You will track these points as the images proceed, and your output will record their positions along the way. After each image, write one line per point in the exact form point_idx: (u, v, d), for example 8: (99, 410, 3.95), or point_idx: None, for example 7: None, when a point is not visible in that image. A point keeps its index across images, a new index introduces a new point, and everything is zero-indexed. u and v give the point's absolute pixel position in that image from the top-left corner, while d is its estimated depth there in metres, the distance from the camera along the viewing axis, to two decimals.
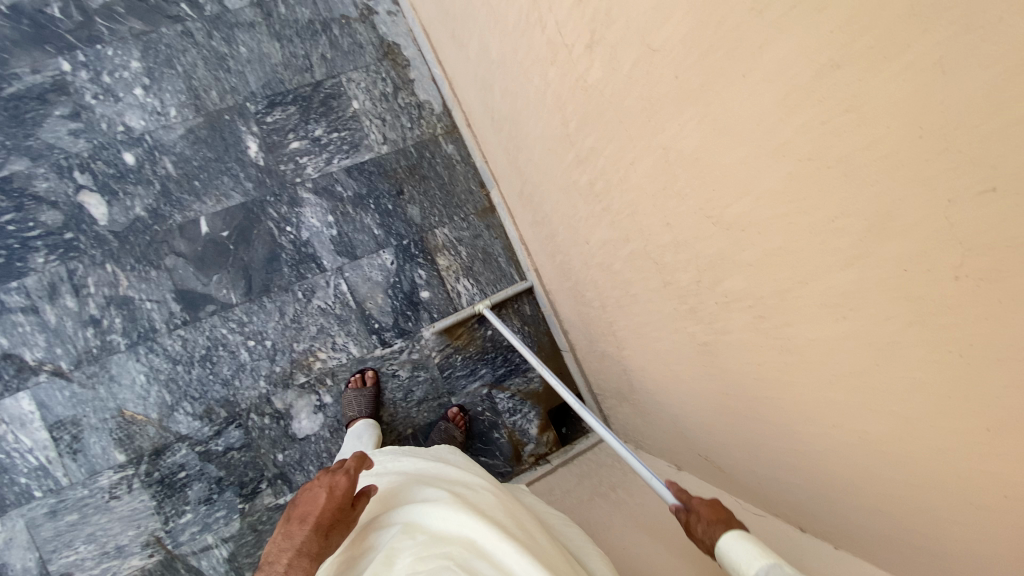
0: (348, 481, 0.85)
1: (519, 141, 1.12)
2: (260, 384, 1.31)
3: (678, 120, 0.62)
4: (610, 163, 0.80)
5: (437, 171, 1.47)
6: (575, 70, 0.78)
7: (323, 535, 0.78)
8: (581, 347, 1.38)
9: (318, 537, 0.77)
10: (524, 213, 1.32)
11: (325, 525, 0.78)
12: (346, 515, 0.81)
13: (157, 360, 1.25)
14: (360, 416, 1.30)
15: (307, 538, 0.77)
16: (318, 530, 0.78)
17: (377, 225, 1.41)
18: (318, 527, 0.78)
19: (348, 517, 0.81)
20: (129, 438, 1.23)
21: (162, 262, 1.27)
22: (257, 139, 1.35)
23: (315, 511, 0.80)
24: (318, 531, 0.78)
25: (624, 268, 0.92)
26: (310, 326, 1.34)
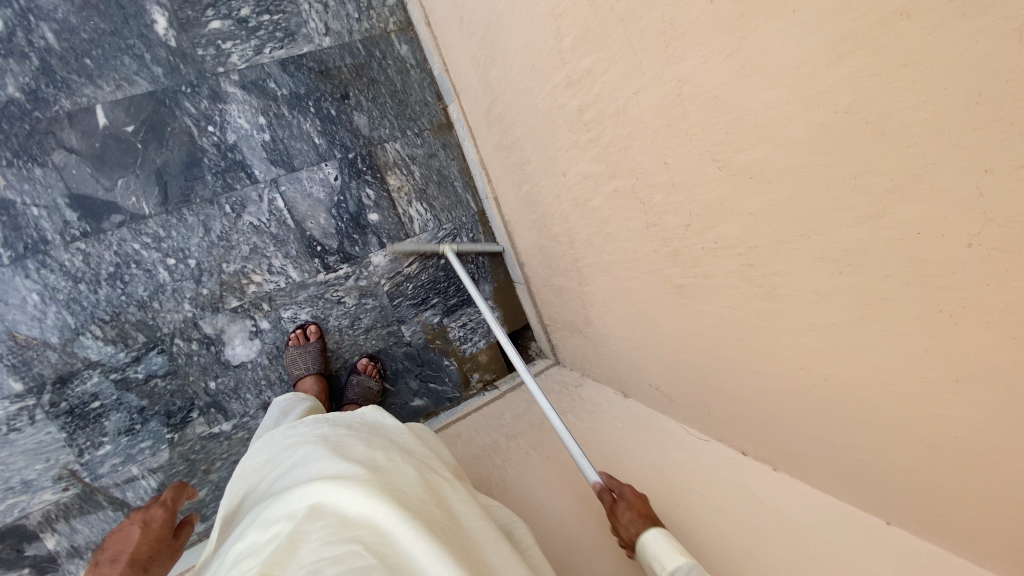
0: (167, 514, 0.75)
1: (495, 56, 1.02)
2: (185, 308, 1.17)
3: (701, 52, 0.58)
4: (607, 91, 0.75)
5: (388, 76, 1.31)
6: None
7: (143, 569, 0.68)
8: (536, 279, 1.37)
9: (137, 571, 0.67)
10: (489, 135, 1.23)
11: (143, 558, 0.69)
12: (165, 546, 0.73)
13: (53, 277, 1.07)
14: (307, 373, 1.24)
15: (120, 574, 0.66)
16: (136, 563, 0.67)
17: (319, 133, 1.25)
18: (134, 561, 0.68)
19: (168, 548, 0.72)
20: (25, 365, 1.07)
21: (49, 158, 1.06)
22: (165, 13, 1.12)
23: (129, 546, 0.69)
24: (135, 566, 0.67)
25: (603, 205, 0.89)
26: (241, 246, 1.20)
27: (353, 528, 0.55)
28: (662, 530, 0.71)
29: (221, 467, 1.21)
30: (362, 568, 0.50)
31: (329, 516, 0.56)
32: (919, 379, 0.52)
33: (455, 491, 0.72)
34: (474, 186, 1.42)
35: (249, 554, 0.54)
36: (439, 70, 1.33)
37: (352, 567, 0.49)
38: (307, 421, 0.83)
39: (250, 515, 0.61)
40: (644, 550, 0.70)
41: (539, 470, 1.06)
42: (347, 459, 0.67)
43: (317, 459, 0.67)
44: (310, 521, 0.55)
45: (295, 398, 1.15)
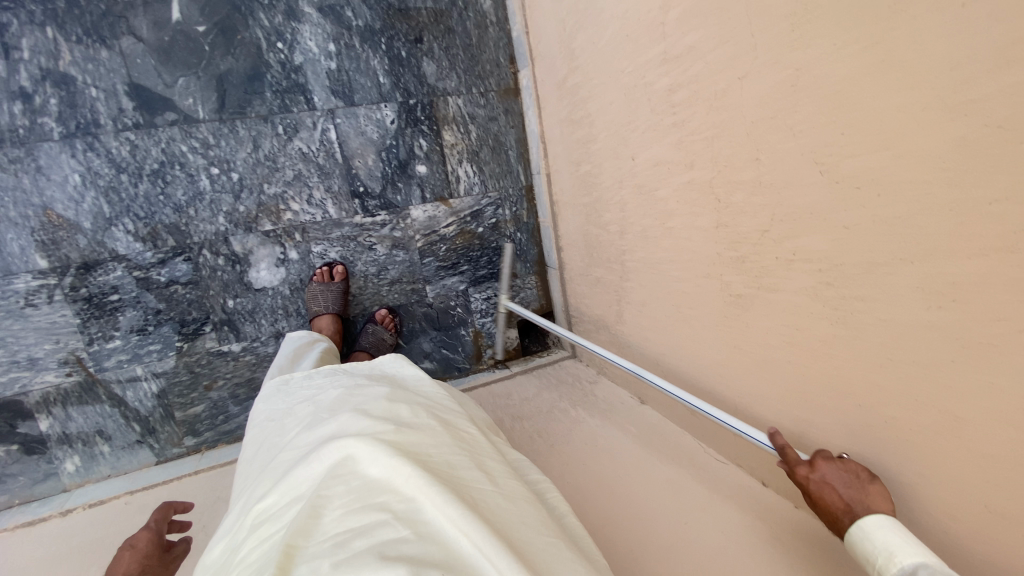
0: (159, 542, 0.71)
1: (587, 23, 0.97)
2: (219, 221, 1.15)
3: (833, 39, 0.52)
4: (707, 72, 0.70)
5: (466, 29, 1.26)
6: None
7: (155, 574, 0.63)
8: (572, 268, 1.33)
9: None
10: (559, 107, 1.18)
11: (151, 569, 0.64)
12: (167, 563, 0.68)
13: (97, 162, 1.06)
14: (326, 312, 1.22)
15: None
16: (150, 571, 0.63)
17: (385, 73, 1.22)
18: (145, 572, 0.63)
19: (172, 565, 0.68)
20: (54, 244, 1.06)
21: (116, 43, 1.04)
22: None
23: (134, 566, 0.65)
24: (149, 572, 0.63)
25: (670, 197, 0.84)
26: (286, 170, 1.18)
27: (376, 493, 0.48)
28: (895, 527, 0.51)
29: (223, 386, 1.20)
30: (388, 539, 0.43)
31: (352, 479, 0.50)
32: (1003, 438, 0.47)
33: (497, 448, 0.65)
34: (528, 159, 1.38)
35: (268, 524, 0.48)
36: (518, 34, 1.28)
37: (382, 538, 0.43)
38: (325, 378, 0.78)
39: (269, 479, 0.55)
40: (864, 548, 0.52)
41: (541, 455, 1.02)
42: (367, 416, 0.60)
43: (336, 418, 0.60)
44: (330, 484, 0.49)
45: (308, 337, 1.13)
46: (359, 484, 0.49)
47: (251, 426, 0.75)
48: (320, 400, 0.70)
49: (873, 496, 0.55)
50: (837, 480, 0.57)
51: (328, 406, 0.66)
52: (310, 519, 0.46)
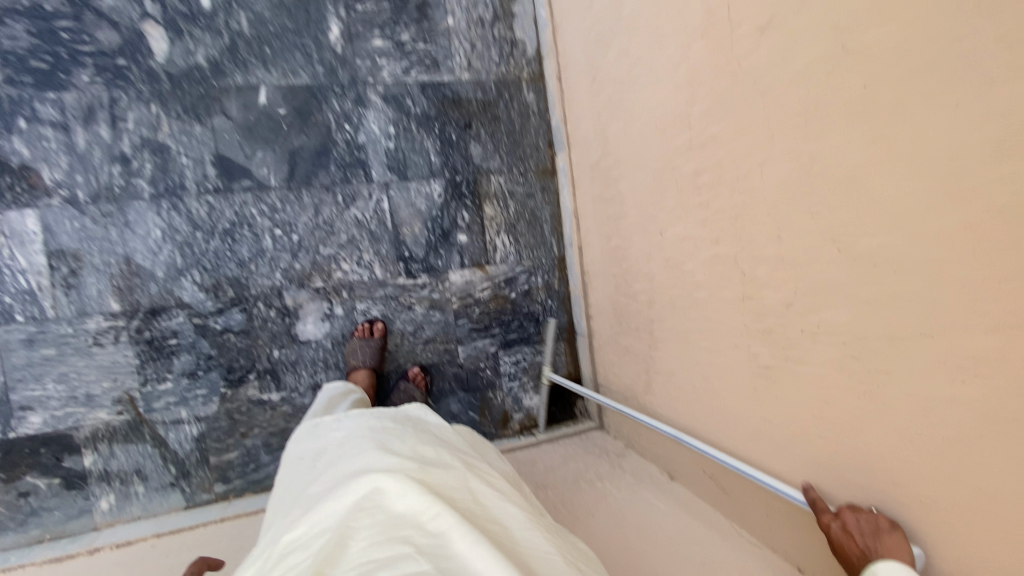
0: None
1: (620, 114, 1.08)
2: (276, 276, 1.25)
3: (845, 134, 0.59)
4: (730, 160, 0.77)
5: (511, 116, 1.41)
6: (730, 51, 0.73)
7: None
8: (601, 337, 1.36)
9: None
10: (592, 186, 1.27)
11: None
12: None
13: (178, 219, 1.19)
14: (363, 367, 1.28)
15: None
16: None
17: (437, 153, 1.36)
18: None
19: None
20: (129, 290, 1.17)
21: (209, 120, 1.20)
22: (341, 24, 1.27)
23: None
24: None
25: (697, 270, 0.89)
26: (341, 233, 1.29)
27: (401, 527, 0.50)
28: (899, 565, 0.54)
29: (258, 434, 1.24)
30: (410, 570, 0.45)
31: (377, 514, 0.52)
32: None
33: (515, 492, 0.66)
34: (561, 232, 1.46)
35: (295, 551, 0.51)
36: (557, 122, 1.42)
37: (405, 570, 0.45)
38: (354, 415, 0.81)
39: (299, 508, 0.58)
40: None
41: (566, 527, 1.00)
42: (395, 454, 0.62)
43: (365, 454, 0.63)
44: (357, 516, 0.52)
45: (343, 387, 1.17)
46: (384, 518, 0.52)
47: (285, 460, 0.78)
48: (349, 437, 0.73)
49: (887, 546, 0.56)
50: (857, 530, 0.59)
51: (357, 440, 0.69)
52: (337, 549, 0.48)
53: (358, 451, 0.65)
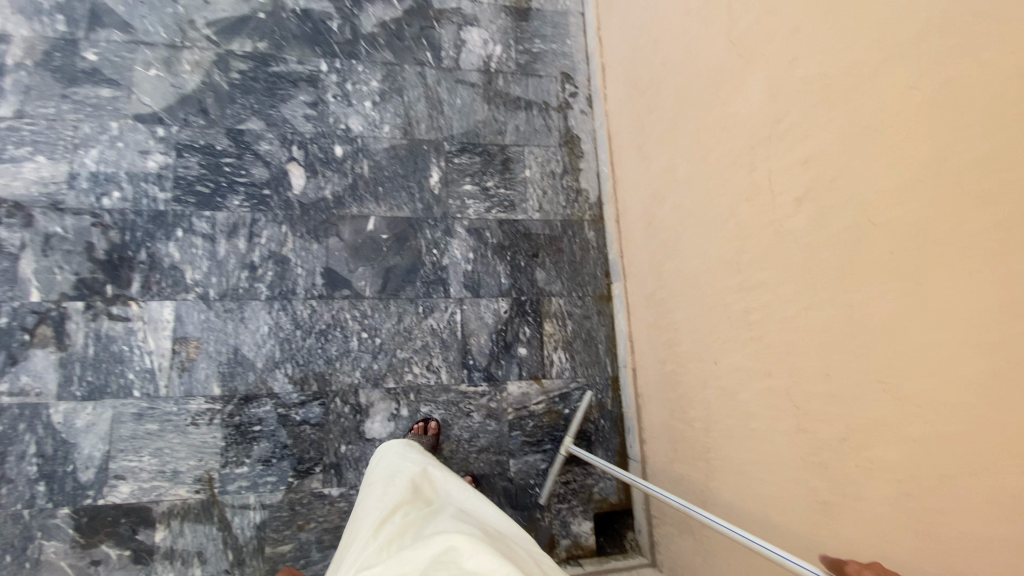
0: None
1: (675, 256, 1.23)
2: (356, 375, 1.39)
3: (878, 289, 0.69)
4: (777, 302, 0.88)
5: (573, 250, 1.60)
6: (772, 214, 0.88)
7: None
8: (652, 462, 1.38)
9: None
10: (646, 314, 1.39)
11: None
12: None
13: (284, 318, 1.38)
14: None
15: None
16: None
17: (507, 276, 1.54)
18: None
19: None
20: (231, 376, 1.33)
21: (325, 240, 1.45)
22: (440, 172, 1.56)
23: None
24: None
25: (750, 400, 0.96)
26: (417, 340, 1.45)
27: None
28: None
29: (313, 529, 1.29)
30: None
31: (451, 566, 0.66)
32: None
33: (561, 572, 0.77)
34: (614, 354, 1.55)
35: None
36: (615, 257, 1.59)
37: None
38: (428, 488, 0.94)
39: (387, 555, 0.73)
40: None
41: None
42: (469, 527, 0.76)
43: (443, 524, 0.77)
44: (437, 565, 0.66)
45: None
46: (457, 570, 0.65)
47: (363, 509, 0.93)
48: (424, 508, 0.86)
49: None
50: None
51: (434, 514, 0.83)
52: None
53: (436, 522, 0.79)
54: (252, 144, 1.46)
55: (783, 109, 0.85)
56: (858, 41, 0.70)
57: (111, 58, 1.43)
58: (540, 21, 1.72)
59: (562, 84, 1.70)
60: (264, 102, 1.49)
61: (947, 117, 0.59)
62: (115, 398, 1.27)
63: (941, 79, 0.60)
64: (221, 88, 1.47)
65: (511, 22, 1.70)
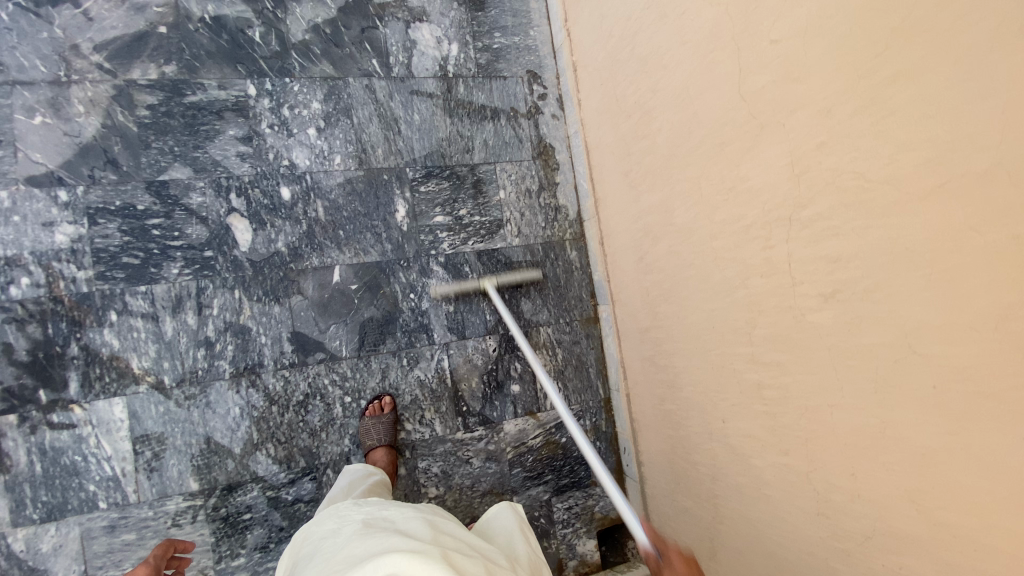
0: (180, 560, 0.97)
1: (671, 298, 1.16)
2: (344, 443, 1.31)
3: (915, 415, 0.68)
4: (795, 387, 0.86)
5: (557, 273, 1.51)
6: (791, 300, 0.84)
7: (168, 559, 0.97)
8: (654, 488, 1.39)
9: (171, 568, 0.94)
10: (639, 346, 1.36)
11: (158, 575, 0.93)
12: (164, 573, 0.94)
13: (255, 396, 1.25)
14: (379, 444, 1.27)
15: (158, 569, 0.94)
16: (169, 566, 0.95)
17: (492, 311, 1.45)
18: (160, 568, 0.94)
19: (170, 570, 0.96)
20: (207, 468, 1.22)
21: (287, 300, 1.29)
22: (406, 205, 1.40)
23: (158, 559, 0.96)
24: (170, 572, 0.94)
25: (764, 467, 0.97)
26: (404, 394, 1.36)
27: None
28: None
29: None
30: None
31: None
32: None
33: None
34: (607, 376, 1.51)
35: None
36: (599, 277, 1.50)
37: None
38: (381, 506, 0.86)
39: None
40: None
41: None
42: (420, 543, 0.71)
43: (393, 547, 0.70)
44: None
45: (363, 470, 1.19)
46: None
47: (305, 548, 0.82)
48: (373, 527, 0.78)
49: None
50: None
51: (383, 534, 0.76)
52: None
53: (384, 543, 0.71)
54: (181, 197, 1.24)
55: (808, 194, 0.78)
56: (905, 151, 0.63)
57: None
58: (498, 9, 1.50)
59: (529, 86, 1.51)
60: (186, 143, 1.24)
61: (1010, 273, 0.55)
62: (79, 514, 1.15)
63: (1008, 234, 0.54)
64: (129, 130, 1.21)
65: (466, 14, 1.47)
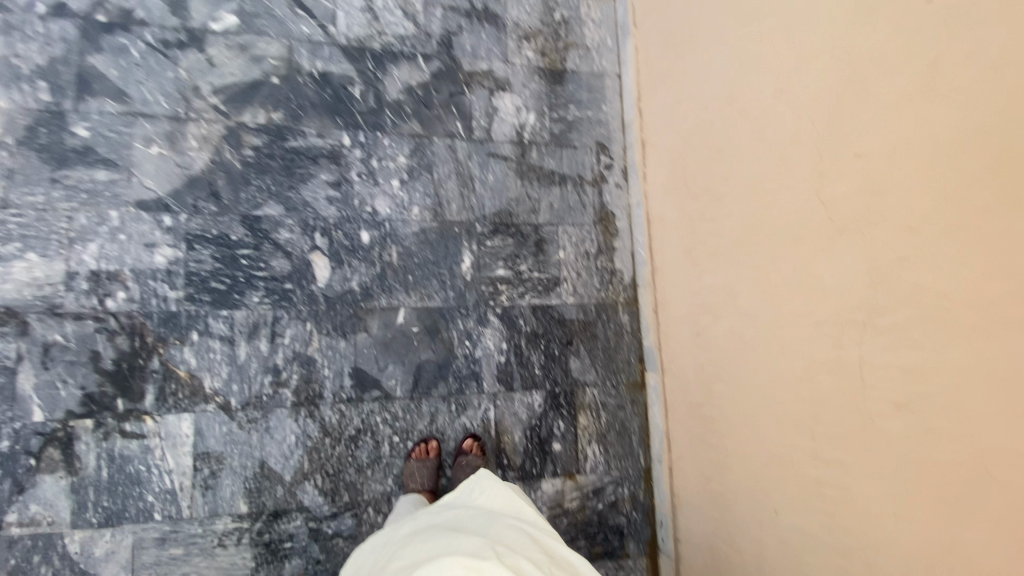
0: None
1: (727, 379, 1.18)
2: (388, 482, 1.33)
3: (989, 541, 0.68)
4: (857, 490, 0.87)
5: (607, 335, 1.53)
6: (861, 402, 0.85)
7: None
8: (691, 566, 1.37)
9: None
10: (686, 419, 1.36)
11: None
12: None
13: (311, 427, 1.30)
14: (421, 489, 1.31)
15: None
16: None
17: (541, 367, 1.48)
18: None
19: None
20: (258, 492, 1.26)
21: (352, 336, 1.36)
22: (471, 256, 1.47)
23: None
24: None
25: (816, 566, 0.95)
26: (450, 440, 1.39)
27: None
28: None
29: None
30: None
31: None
32: None
33: (553, 536, 0.90)
34: (649, 445, 1.51)
35: None
36: (649, 344, 1.52)
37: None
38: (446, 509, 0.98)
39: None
40: None
41: None
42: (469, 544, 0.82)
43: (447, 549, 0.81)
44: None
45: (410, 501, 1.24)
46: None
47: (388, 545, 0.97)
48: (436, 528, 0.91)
49: None
50: None
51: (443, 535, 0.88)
52: None
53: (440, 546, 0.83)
54: (271, 232, 1.34)
55: (885, 303, 0.81)
56: (994, 281, 0.66)
57: (104, 132, 1.27)
58: (575, 84, 1.60)
59: (597, 155, 1.60)
60: (282, 184, 1.35)
61: None
62: (134, 522, 1.20)
63: None
64: (233, 168, 1.33)
65: (545, 86, 1.58)
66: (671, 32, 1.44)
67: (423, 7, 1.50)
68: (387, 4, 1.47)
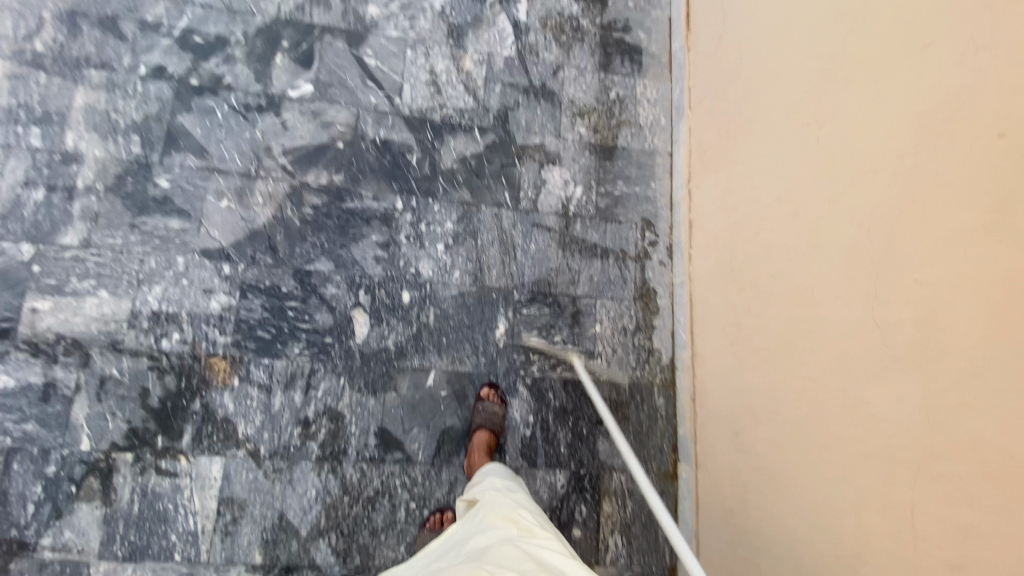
0: None
1: (764, 491, 1.11)
2: (399, 550, 1.30)
3: None
4: None
5: (639, 418, 1.48)
6: (913, 556, 0.77)
7: None
8: None
9: None
10: (718, 524, 1.28)
11: None
12: None
13: (332, 482, 1.31)
14: None
15: None
16: None
17: (567, 444, 1.44)
18: None
19: None
20: (274, 544, 1.27)
21: (382, 394, 1.37)
22: (507, 323, 1.47)
23: None
24: None
25: None
26: None
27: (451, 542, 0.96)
28: None
29: None
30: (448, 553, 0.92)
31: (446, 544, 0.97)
32: None
33: (538, 540, 0.89)
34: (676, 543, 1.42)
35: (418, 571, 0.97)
36: (685, 434, 1.45)
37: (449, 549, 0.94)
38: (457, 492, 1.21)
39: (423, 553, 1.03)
40: None
41: None
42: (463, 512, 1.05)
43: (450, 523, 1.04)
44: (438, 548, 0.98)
45: None
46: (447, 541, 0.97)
47: None
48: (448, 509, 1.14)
49: None
50: None
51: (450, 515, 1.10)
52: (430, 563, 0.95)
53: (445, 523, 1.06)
54: (318, 287, 1.40)
55: (943, 450, 0.74)
56: None
57: (183, 184, 1.38)
58: (625, 161, 1.62)
59: (642, 232, 1.59)
60: (335, 241, 1.43)
61: None
62: (155, 560, 1.22)
63: None
64: (292, 224, 1.41)
65: (595, 162, 1.61)
66: (725, 122, 1.44)
67: (484, 83, 1.58)
68: (450, 79, 1.56)
